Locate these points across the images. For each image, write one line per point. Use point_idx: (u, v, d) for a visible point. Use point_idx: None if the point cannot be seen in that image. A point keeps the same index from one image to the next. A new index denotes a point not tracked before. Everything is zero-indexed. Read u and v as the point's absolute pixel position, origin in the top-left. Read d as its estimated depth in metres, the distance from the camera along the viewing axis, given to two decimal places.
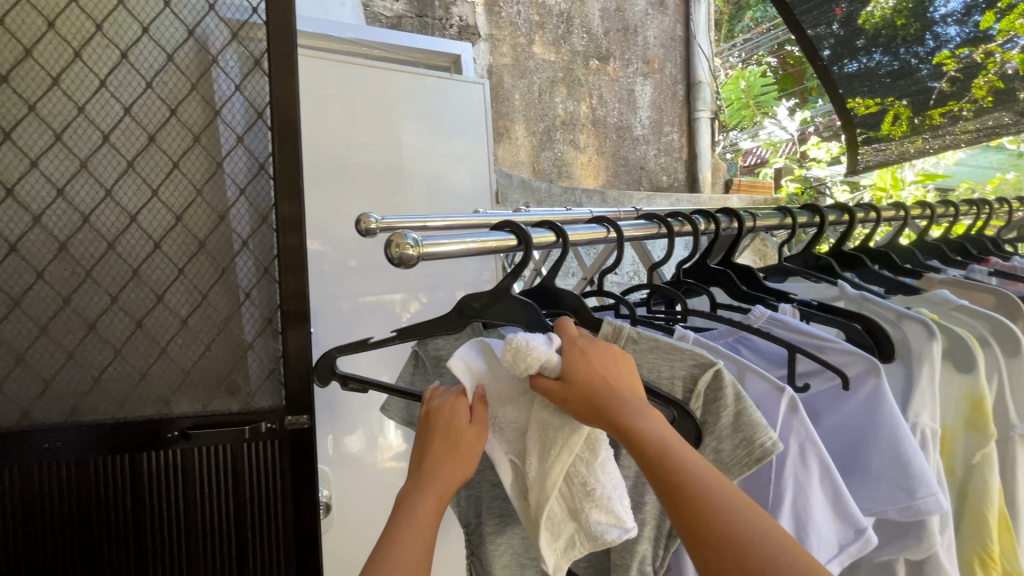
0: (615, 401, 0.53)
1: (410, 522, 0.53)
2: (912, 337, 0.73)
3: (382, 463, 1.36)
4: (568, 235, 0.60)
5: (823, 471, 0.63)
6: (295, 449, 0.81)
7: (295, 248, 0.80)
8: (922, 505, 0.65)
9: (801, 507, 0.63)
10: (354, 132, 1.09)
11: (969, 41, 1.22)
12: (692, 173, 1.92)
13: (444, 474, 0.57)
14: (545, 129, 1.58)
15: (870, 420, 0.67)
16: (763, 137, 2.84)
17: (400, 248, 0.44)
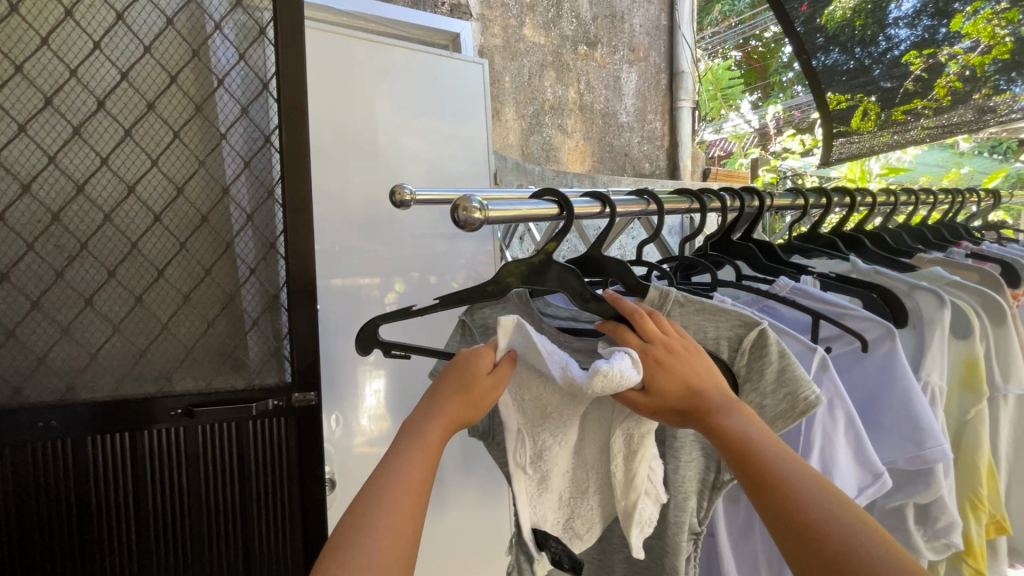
0: (701, 399, 0.53)
1: (416, 454, 0.51)
2: (923, 306, 0.67)
3: (357, 447, 1.07)
4: (614, 204, 0.56)
5: (847, 423, 0.60)
6: (302, 426, 0.81)
7: (303, 218, 0.78)
8: (930, 455, 0.61)
9: (828, 457, 0.60)
10: (352, 104, 1.03)
11: (922, 43, 1.11)
12: (672, 161, 1.97)
13: (452, 412, 0.55)
14: (535, 113, 1.58)
15: (884, 381, 0.63)
16: (728, 129, 2.92)
17: (466, 211, 0.44)
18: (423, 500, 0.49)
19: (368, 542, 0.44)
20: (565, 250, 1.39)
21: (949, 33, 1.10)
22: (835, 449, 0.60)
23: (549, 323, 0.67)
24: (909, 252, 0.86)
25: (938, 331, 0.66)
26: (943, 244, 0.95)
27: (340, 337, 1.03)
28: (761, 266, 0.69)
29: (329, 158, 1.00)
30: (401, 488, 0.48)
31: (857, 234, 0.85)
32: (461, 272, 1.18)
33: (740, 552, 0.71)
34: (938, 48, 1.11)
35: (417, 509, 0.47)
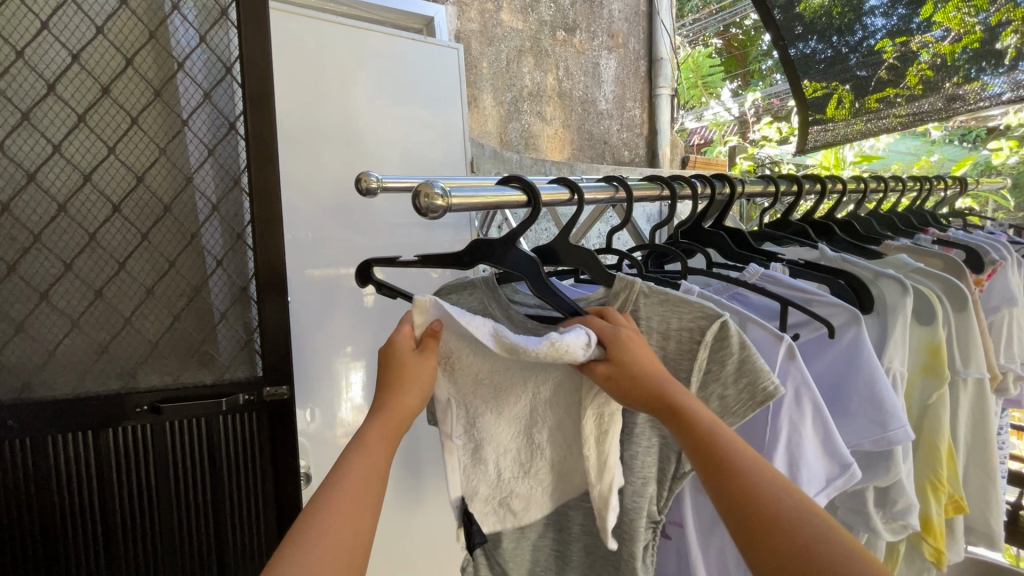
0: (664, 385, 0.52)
1: (359, 453, 0.50)
2: (888, 292, 0.68)
3: (337, 438, 1.06)
4: (583, 192, 0.56)
5: (816, 414, 0.59)
6: (274, 420, 0.80)
7: (265, 208, 0.75)
8: (894, 436, 0.62)
9: (794, 444, 0.59)
10: (319, 88, 0.99)
11: (896, 32, 1.11)
12: (652, 149, 1.97)
13: (397, 409, 0.54)
14: (513, 100, 1.56)
15: (850, 366, 0.64)
16: (709, 117, 2.94)
17: (428, 198, 0.43)
18: (372, 498, 0.48)
19: (315, 544, 0.43)
20: (543, 238, 1.37)
21: (920, 22, 1.09)
22: (802, 440, 0.59)
23: (517, 310, 0.64)
24: (876, 240, 0.87)
25: (902, 318, 0.67)
26: (910, 233, 0.96)
27: (312, 329, 1.00)
28: (732, 254, 0.69)
29: (295, 145, 0.96)
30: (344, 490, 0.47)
31: (828, 222, 0.85)
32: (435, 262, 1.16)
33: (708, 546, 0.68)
34: (909, 37, 1.11)
35: (358, 509, 0.46)
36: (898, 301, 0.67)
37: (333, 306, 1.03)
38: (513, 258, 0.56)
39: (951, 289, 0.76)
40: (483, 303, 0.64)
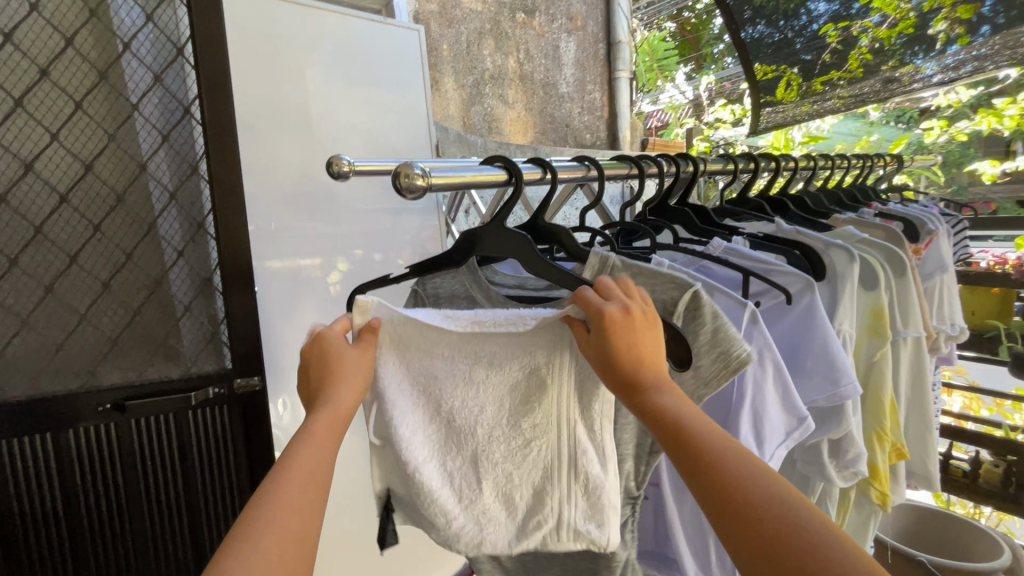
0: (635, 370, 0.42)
1: (305, 444, 0.39)
2: (837, 261, 0.69)
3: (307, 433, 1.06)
4: (554, 170, 0.57)
5: (776, 373, 0.57)
6: (247, 412, 0.78)
7: (224, 196, 0.73)
8: (845, 392, 0.60)
9: (758, 406, 0.56)
10: (275, 69, 0.94)
11: (837, 17, 1.12)
12: (612, 131, 2.00)
13: (344, 395, 0.44)
14: (475, 83, 1.55)
15: (803, 328, 0.62)
16: (664, 100, 2.98)
17: (408, 178, 0.43)
18: (323, 490, 0.37)
19: (257, 547, 0.31)
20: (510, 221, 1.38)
21: (860, 7, 1.08)
22: (764, 398, 0.57)
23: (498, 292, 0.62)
24: (826, 214, 0.91)
25: (851, 284, 0.68)
26: (855, 207, 1.02)
27: (280, 320, 0.98)
28: (697, 230, 0.71)
29: (251, 131, 0.92)
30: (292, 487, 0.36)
31: (783, 198, 0.90)
32: (400, 249, 1.14)
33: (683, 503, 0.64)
34: (849, 24, 1.11)
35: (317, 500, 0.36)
36: (845, 268, 0.68)
37: (297, 297, 1.00)
38: (504, 235, 0.51)
39: (893, 257, 0.77)
40: (465, 286, 0.61)
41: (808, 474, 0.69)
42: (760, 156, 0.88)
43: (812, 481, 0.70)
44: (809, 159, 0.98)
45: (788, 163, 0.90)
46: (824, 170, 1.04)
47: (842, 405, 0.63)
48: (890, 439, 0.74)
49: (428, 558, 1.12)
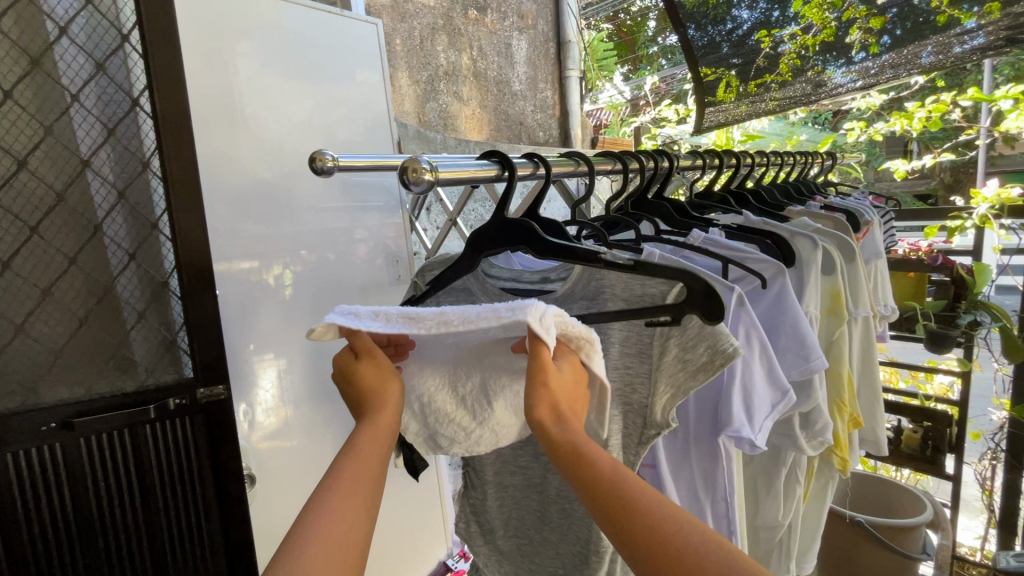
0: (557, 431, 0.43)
1: (351, 459, 0.41)
2: (801, 247, 0.74)
3: (257, 443, 0.95)
4: (551, 168, 0.61)
5: (760, 349, 0.61)
6: (211, 422, 0.74)
7: (185, 194, 0.69)
8: (816, 366, 0.65)
9: (745, 382, 0.60)
10: (230, 59, 0.88)
11: (763, 24, 1.14)
12: (563, 130, 2.04)
13: (387, 411, 0.46)
14: (430, 80, 1.53)
15: (778, 310, 0.67)
16: (604, 100, 3.05)
17: (416, 173, 0.48)
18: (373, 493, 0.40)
19: (306, 550, 0.34)
20: (472, 217, 1.36)
21: (791, 13, 1.11)
22: (750, 373, 0.60)
23: (495, 283, 0.65)
24: (780, 207, 0.97)
25: (815, 269, 0.73)
26: (800, 200, 1.10)
27: (243, 324, 0.92)
28: (675, 221, 0.74)
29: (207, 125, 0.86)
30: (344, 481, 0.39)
31: (742, 191, 0.95)
32: (368, 247, 1.11)
33: (678, 480, 0.68)
34: (777, 31, 1.14)
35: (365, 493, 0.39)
36: (810, 254, 0.73)
37: (263, 302, 0.94)
38: (515, 233, 0.55)
39: (844, 245, 0.83)
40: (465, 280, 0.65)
41: (777, 446, 0.74)
42: (726, 152, 0.93)
43: (783, 452, 0.76)
44: (764, 155, 1.05)
45: (748, 159, 0.96)
46: (774, 166, 1.13)
47: (810, 379, 0.68)
48: (847, 409, 0.81)
49: (402, 560, 1.10)
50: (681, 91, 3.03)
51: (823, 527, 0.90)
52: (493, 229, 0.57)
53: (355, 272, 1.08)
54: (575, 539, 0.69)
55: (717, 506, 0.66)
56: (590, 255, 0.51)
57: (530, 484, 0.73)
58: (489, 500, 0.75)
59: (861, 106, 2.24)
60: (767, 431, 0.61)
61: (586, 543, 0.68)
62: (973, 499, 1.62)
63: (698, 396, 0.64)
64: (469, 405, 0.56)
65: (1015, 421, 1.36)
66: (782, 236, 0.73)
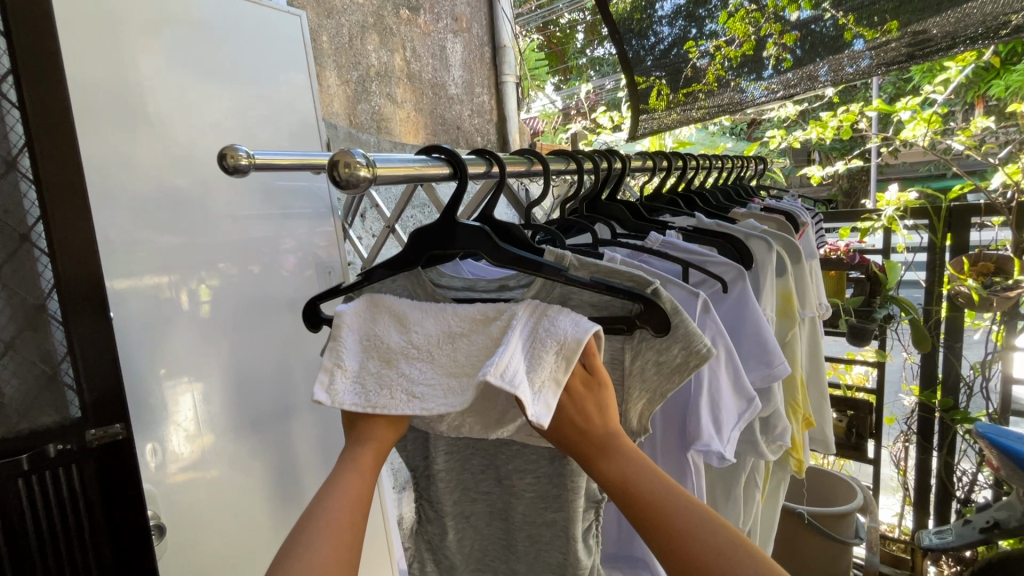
0: (588, 438, 0.48)
1: (352, 477, 0.50)
2: (756, 250, 0.74)
3: (171, 477, 0.83)
4: (504, 166, 0.58)
5: (728, 358, 0.60)
6: (106, 468, 0.63)
7: (65, 199, 0.58)
8: (778, 371, 0.65)
9: (714, 393, 0.59)
10: (127, 47, 0.76)
11: (682, 40, 1.17)
12: (502, 135, 2.03)
13: (383, 434, 0.53)
14: (360, 80, 1.44)
15: (741, 315, 0.66)
16: (538, 109, 2.97)
17: (349, 169, 0.42)
18: (363, 511, 0.49)
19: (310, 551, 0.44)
20: (412, 224, 1.29)
21: (709, 28, 1.14)
22: (718, 383, 0.59)
23: (444, 294, 0.60)
24: (724, 209, 0.99)
25: (769, 270, 0.74)
26: (739, 202, 1.12)
27: (148, 348, 0.79)
28: (631, 225, 0.73)
29: (98, 122, 0.73)
30: (340, 499, 0.48)
31: (688, 195, 0.96)
32: (299, 258, 1.01)
33: None
34: (705, 41, 1.16)
35: (358, 514, 0.48)
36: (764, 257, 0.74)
37: (171, 324, 0.82)
38: (468, 237, 0.51)
39: (789, 246, 0.85)
40: (408, 290, 0.59)
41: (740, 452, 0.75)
42: (671, 154, 0.93)
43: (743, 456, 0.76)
44: (705, 160, 1.06)
45: (692, 162, 0.97)
46: (714, 170, 1.15)
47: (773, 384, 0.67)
48: (801, 410, 0.82)
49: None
50: (613, 101, 3.10)
51: (778, 524, 0.92)
52: (442, 234, 0.53)
53: (287, 285, 0.98)
54: (549, 559, 0.67)
55: None
56: (551, 270, 0.49)
57: (492, 511, 0.70)
58: (449, 535, 0.70)
59: (778, 116, 2.37)
60: (736, 442, 0.60)
61: (562, 565, 0.66)
62: (890, 479, 1.75)
63: (666, 408, 0.63)
64: None
65: (923, 405, 1.49)
66: (736, 239, 0.73)
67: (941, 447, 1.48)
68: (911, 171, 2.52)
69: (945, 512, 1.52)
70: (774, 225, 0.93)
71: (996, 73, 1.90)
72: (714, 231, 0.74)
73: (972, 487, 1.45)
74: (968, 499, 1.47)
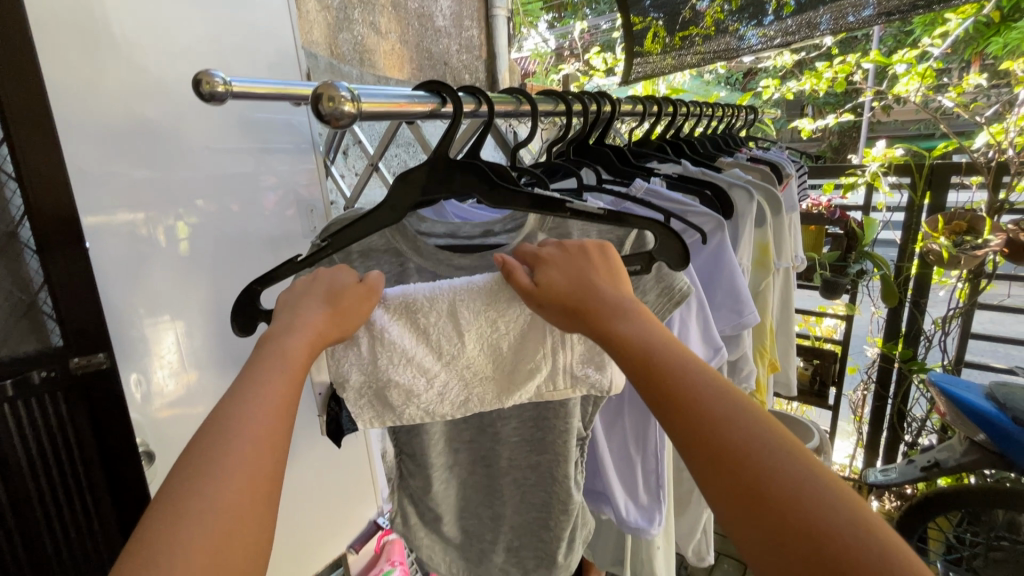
0: (594, 300, 0.48)
1: (280, 376, 0.42)
2: (737, 200, 0.75)
3: (157, 412, 0.84)
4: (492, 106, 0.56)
5: (700, 307, 0.63)
6: (92, 397, 0.64)
7: (31, 122, 0.55)
8: (748, 320, 0.68)
9: (682, 339, 0.63)
10: None
11: None
12: (490, 74, 1.95)
13: (326, 327, 0.48)
14: (342, 5, 1.35)
15: (717, 267, 0.68)
16: (530, 47, 2.83)
17: (334, 103, 0.41)
18: (290, 415, 0.41)
19: (223, 459, 0.36)
20: (395, 163, 1.26)
21: None
22: (687, 330, 0.63)
23: (428, 241, 0.61)
24: (711, 157, 0.99)
25: (747, 221, 0.75)
26: (727, 151, 1.12)
27: (129, 283, 0.78)
28: (617, 170, 0.72)
29: (60, 39, 0.67)
30: (261, 398, 0.40)
31: (677, 144, 0.94)
32: (282, 194, 0.98)
33: (611, 436, 0.75)
34: None
35: (282, 416, 0.40)
36: (744, 207, 0.74)
37: (153, 262, 0.80)
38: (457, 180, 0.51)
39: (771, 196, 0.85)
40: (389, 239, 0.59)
41: None
42: (662, 100, 0.92)
43: None
44: (699, 107, 1.05)
45: (682, 109, 0.95)
46: (707, 119, 1.14)
47: (742, 332, 0.71)
48: (767, 356, 0.87)
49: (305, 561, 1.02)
50: (608, 42, 2.97)
51: None
52: (429, 178, 0.52)
53: (269, 223, 0.96)
54: (532, 483, 0.72)
55: (647, 462, 0.74)
56: (554, 206, 0.50)
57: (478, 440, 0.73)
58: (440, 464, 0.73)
59: (775, 65, 2.31)
60: None
61: (546, 486, 0.71)
62: (846, 423, 1.86)
63: None
64: (435, 344, 0.56)
65: (885, 356, 1.56)
66: (720, 188, 0.73)
67: (896, 395, 1.57)
68: (900, 130, 2.52)
69: (892, 454, 1.64)
70: (759, 176, 0.94)
71: (995, 30, 1.88)
72: (699, 179, 0.74)
73: (920, 432, 1.56)
74: (915, 442, 1.58)
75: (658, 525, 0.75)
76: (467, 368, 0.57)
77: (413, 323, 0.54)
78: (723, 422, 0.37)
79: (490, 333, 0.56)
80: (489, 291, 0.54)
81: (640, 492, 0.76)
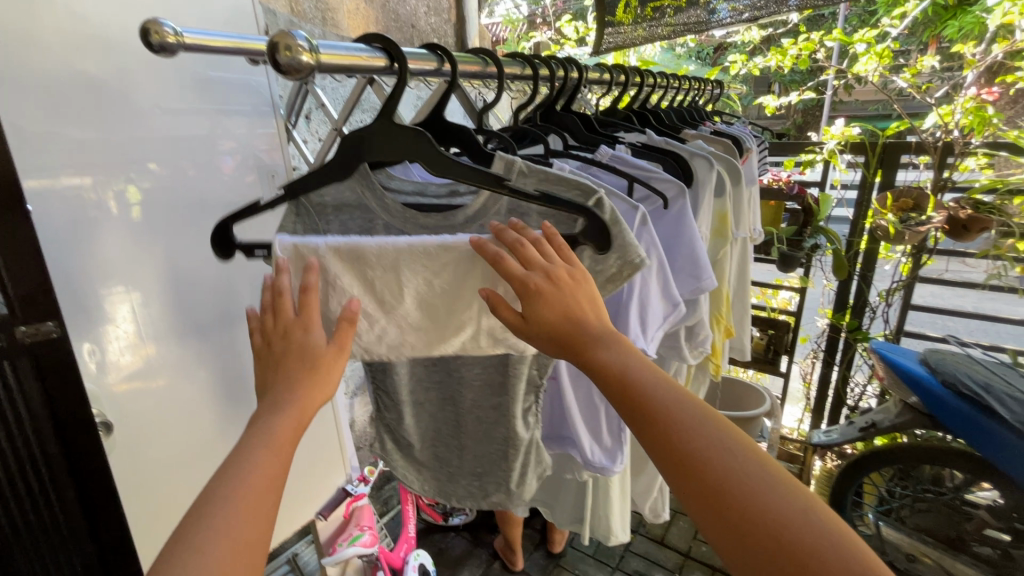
0: (579, 330, 0.51)
1: (265, 456, 0.46)
2: (698, 169, 0.77)
3: (113, 386, 0.80)
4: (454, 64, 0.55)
5: (659, 268, 0.64)
6: (45, 371, 0.53)
7: None
8: (705, 284, 0.71)
9: (642, 298, 0.64)
10: None
11: None
12: (460, 39, 1.90)
13: (311, 393, 0.52)
14: None
15: (677, 231, 0.70)
16: (500, 13, 2.76)
17: (291, 53, 0.40)
18: (275, 491, 0.45)
19: (205, 542, 0.40)
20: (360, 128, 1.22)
21: None
22: (647, 290, 0.64)
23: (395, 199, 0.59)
24: (676, 129, 1.00)
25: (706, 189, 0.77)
26: (691, 124, 1.13)
27: (74, 247, 0.72)
28: (581, 137, 0.73)
29: None
30: (245, 480, 0.44)
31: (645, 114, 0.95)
32: (239, 157, 0.94)
33: (577, 388, 0.78)
34: None
35: (267, 493, 0.44)
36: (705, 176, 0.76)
37: (98, 226, 0.75)
38: (405, 140, 0.50)
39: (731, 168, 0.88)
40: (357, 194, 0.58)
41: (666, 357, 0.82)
42: (629, 69, 0.92)
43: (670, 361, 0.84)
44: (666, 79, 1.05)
45: (650, 79, 0.95)
46: (674, 91, 1.15)
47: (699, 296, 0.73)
48: (722, 321, 0.90)
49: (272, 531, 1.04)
50: (580, 11, 2.92)
51: None
52: (376, 135, 0.52)
53: (226, 187, 0.93)
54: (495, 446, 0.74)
55: (609, 405, 0.78)
56: (493, 182, 0.49)
57: (443, 406, 0.74)
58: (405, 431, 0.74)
59: (743, 40, 2.33)
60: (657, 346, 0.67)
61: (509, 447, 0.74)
62: (796, 390, 1.97)
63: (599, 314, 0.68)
64: (377, 293, 0.56)
65: (834, 326, 1.65)
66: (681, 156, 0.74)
67: (842, 362, 1.67)
68: (860, 110, 2.59)
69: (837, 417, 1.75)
70: (722, 148, 0.96)
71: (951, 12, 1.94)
72: (661, 147, 0.76)
73: (862, 396, 1.67)
74: (857, 406, 1.69)
75: (620, 464, 0.80)
76: (405, 318, 0.58)
77: (361, 273, 0.54)
78: (706, 452, 0.42)
79: (435, 293, 0.56)
80: (433, 258, 0.53)
81: (604, 434, 0.80)
